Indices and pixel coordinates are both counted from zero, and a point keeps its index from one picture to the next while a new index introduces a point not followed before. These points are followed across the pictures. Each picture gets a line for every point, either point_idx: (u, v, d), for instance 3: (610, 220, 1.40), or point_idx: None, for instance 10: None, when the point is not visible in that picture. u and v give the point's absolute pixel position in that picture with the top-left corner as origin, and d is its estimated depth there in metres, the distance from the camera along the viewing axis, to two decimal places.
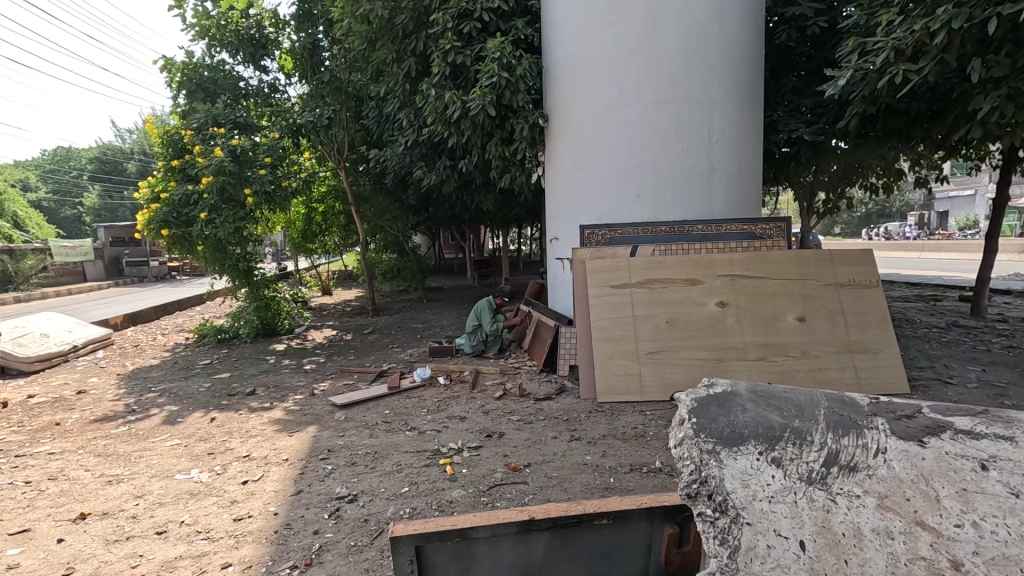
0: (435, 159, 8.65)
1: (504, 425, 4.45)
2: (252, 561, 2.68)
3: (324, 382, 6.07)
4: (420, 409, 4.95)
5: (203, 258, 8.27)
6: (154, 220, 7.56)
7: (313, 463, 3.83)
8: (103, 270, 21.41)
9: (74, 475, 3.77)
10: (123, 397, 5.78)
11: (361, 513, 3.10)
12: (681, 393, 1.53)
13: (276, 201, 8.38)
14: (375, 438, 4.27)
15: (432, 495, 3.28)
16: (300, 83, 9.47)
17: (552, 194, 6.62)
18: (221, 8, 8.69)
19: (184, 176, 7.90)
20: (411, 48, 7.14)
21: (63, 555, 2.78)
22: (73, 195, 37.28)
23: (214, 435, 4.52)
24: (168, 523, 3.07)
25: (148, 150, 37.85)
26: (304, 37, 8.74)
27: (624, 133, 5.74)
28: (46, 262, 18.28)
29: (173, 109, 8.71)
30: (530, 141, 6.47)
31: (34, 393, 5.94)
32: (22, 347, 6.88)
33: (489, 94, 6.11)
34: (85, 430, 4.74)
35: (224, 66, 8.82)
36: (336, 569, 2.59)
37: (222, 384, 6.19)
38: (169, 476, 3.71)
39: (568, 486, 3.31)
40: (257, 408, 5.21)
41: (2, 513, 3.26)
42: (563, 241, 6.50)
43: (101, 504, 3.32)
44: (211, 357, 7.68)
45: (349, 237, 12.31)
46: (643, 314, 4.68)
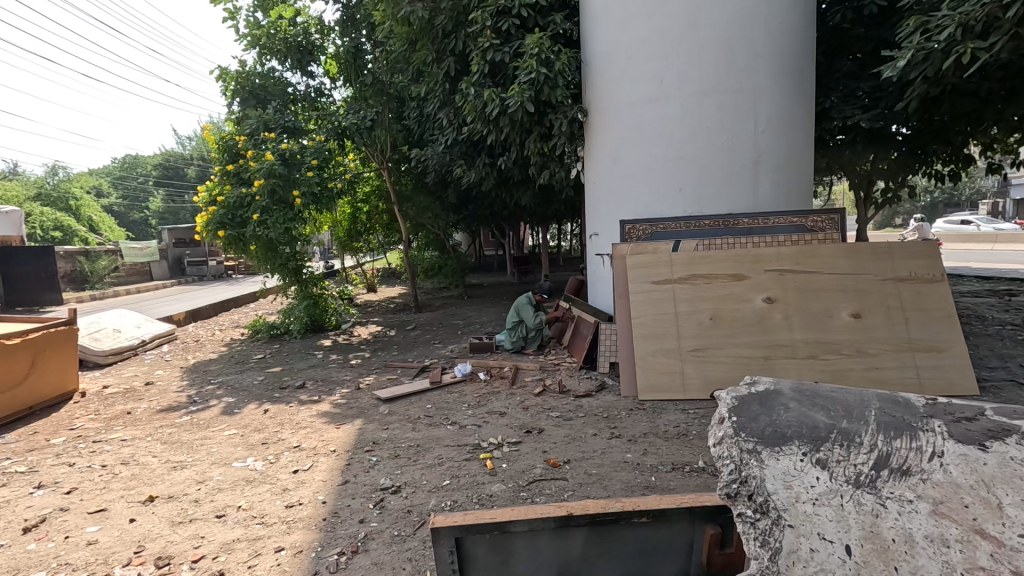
0: (475, 157, 8.74)
1: (543, 421, 4.46)
2: (303, 546, 2.81)
3: (369, 377, 6.27)
4: (461, 404, 5.04)
5: (256, 257, 8.69)
6: (211, 222, 8.03)
7: (359, 455, 3.97)
8: (167, 270, 22.81)
9: (143, 460, 4.07)
10: (186, 388, 6.17)
11: (405, 504, 3.19)
12: (722, 392, 1.50)
13: (323, 201, 8.69)
14: (418, 431, 4.38)
15: (473, 488, 3.34)
16: (344, 87, 9.75)
17: (592, 190, 6.57)
18: (271, 17, 9.11)
19: (238, 179, 8.34)
20: (450, 48, 7.22)
21: (134, 534, 3.00)
22: (141, 200, 39.92)
23: (267, 426, 4.76)
24: (226, 507, 3.26)
25: (206, 155, 40.00)
26: (348, 42, 9.00)
27: (665, 126, 5.63)
28: (116, 263, 19.65)
29: (228, 116, 9.17)
30: (569, 136, 6.43)
31: (108, 384, 6.42)
32: (97, 341, 7.43)
33: (527, 90, 6.09)
34: (153, 420, 5.09)
35: (273, 73, 9.19)
36: (380, 557, 2.68)
37: (274, 378, 6.49)
38: (227, 464, 3.94)
39: (608, 483, 3.29)
40: (306, 401, 5.45)
41: (83, 493, 3.55)
42: (604, 236, 6.44)
43: (167, 488, 3.57)
44: (264, 351, 8.06)
45: (392, 235, 12.61)
46: (685, 310, 4.57)
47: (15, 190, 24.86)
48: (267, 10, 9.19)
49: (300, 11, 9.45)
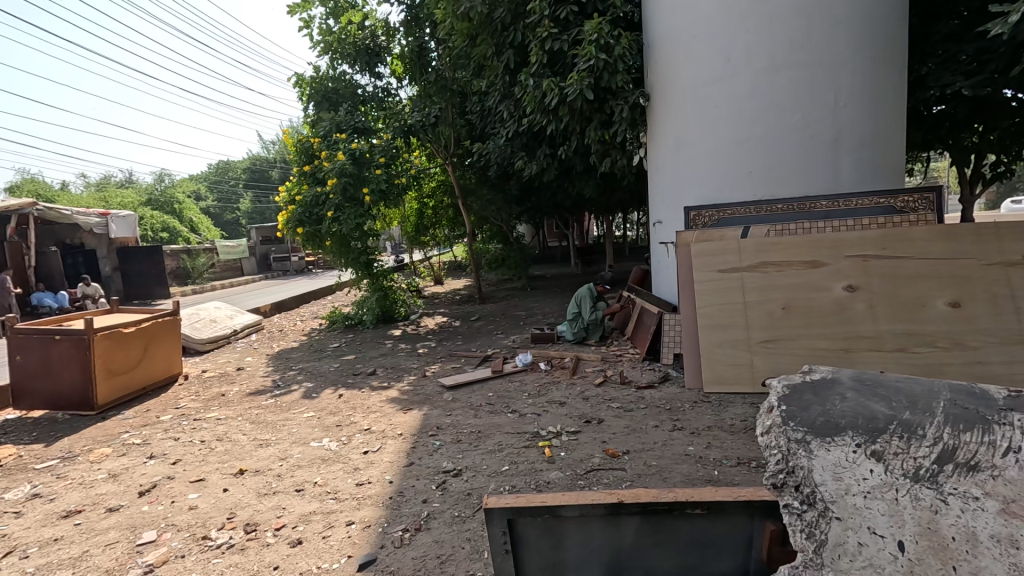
0: (535, 148, 8.74)
1: (603, 412, 4.43)
2: (371, 521, 3.00)
3: (435, 365, 6.52)
4: (522, 392, 5.11)
5: (332, 252, 9.26)
6: (291, 220, 8.70)
7: (424, 438, 4.16)
8: (256, 266, 24.83)
9: (235, 437, 4.50)
10: (271, 374, 6.73)
11: (465, 487, 3.31)
12: (774, 379, 1.43)
13: (390, 197, 9.07)
14: (480, 418, 4.52)
15: (531, 474, 3.39)
16: (409, 85, 10.09)
17: (655, 176, 6.41)
18: (342, 23, 9.62)
19: (314, 179, 8.94)
20: (509, 40, 7.25)
21: (227, 502, 3.34)
22: (234, 202, 43.62)
23: (342, 409, 5.10)
24: (304, 483, 3.55)
25: (288, 158, 42.84)
26: (412, 42, 9.29)
27: (732, 107, 5.35)
28: (213, 260, 21.67)
29: (304, 119, 9.78)
30: (630, 122, 6.29)
31: (206, 368, 7.13)
32: (197, 330, 8.25)
33: (587, 78, 6.00)
34: (243, 401, 5.61)
35: (345, 76, 9.69)
36: (441, 535, 2.80)
37: (349, 365, 6.92)
38: (306, 443, 4.28)
39: (668, 476, 3.22)
40: (377, 387, 5.77)
41: (186, 464, 4.00)
42: (667, 224, 6.28)
43: (255, 463, 3.93)
44: (340, 340, 8.59)
45: (457, 229, 12.93)
46: (754, 300, 4.39)
47: (130, 196, 28.06)
48: (338, 17, 9.70)
49: (368, 15, 9.85)
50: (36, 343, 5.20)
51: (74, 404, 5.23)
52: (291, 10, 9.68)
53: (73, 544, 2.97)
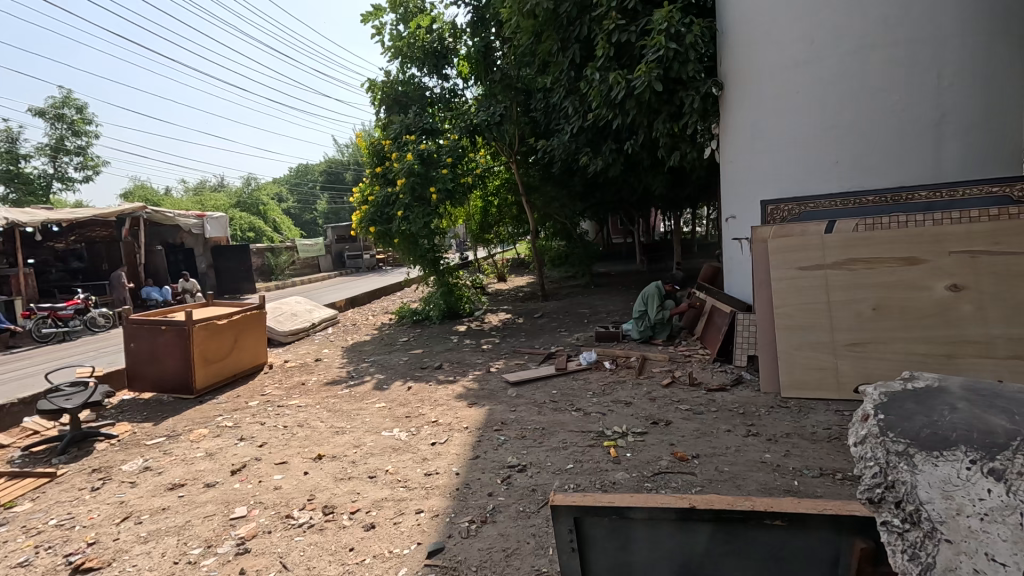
0: (601, 143, 8.55)
1: (671, 413, 4.29)
2: (438, 510, 3.10)
3: (499, 361, 6.60)
4: (586, 391, 5.07)
5: (401, 250, 9.63)
6: (364, 220, 9.20)
7: (489, 433, 4.23)
8: (332, 264, 26.31)
9: (313, 424, 4.80)
10: (346, 365, 7.10)
11: (530, 483, 3.33)
12: (869, 386, 1.34)
13: (456, 196, 9.28)
14: (544, 415, 4.53)
15: (596, 474, 3.35)
16: (475, 85, 10.24)
17: (728, 169, 6.13)
18: (411, 28, 9.94)
19: (385, 180, 9.37)
20: (575, 35, 7.18)
21: (307, 484, 3.57)
22: (312, 203, 46.42)
23: (410, 401, 5.30)
24: (376, 470, 3.72)
25: (361, 160, 44.90)
26: (478, 42, 9.44)
27: (816, 92, 4.99)
28: (293, 258, 23.16)
29: (375, 123, 10.18)
30: (702, 113, 6.08)
31: (288, 359, 7.66)
32: (281, 323, 8.87)
33: (655, 69, 5.80)
34: (321, 390, 5.97)
35: (413, 79, 9.95)
36: (507, 529, 2.84)
37: (417, 359, 7.17)
38: (378, 432, 4.48)
39: (741, 483, 3.07)
40: (443, 380, 5.95)
41: (271, 447, 4.31)
42: (741, 220, 5.98)
43: (332, 449, 4.17)
44: (408, 335, 8.92)
45: (521, 226, 13.01)
46: (840, 299, 4.09)
47: (222, 198, 30.61)
48: (407, 22, 10.03)
49: (436, 18, 10.10)
50: (145, 332, 5.80)
51: (176, 388, 5.79)
52: (364, 18, 10.10)
53: (178, 514, 3.29)
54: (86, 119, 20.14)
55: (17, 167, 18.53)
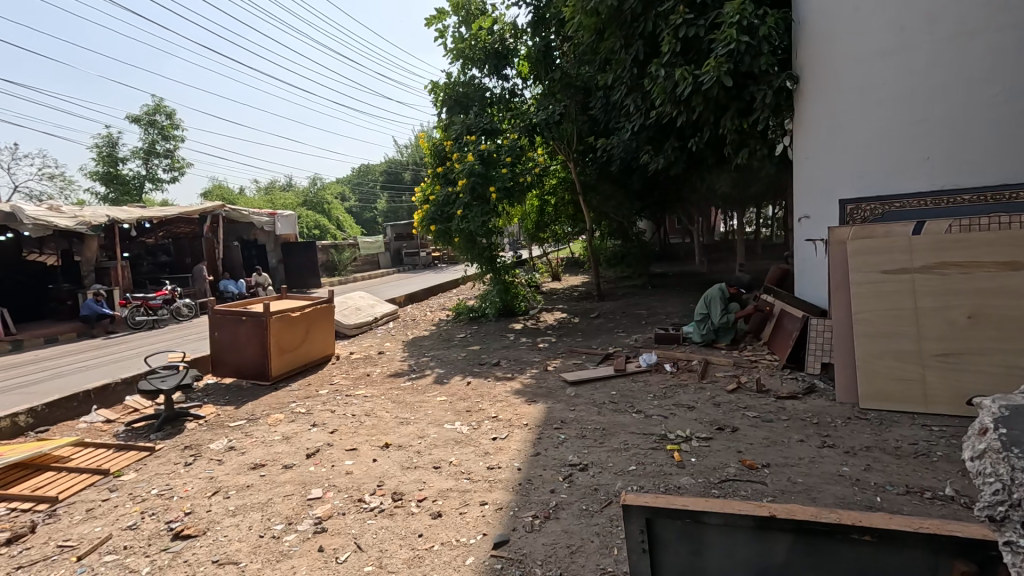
0: (662, 141, 8.35)
1: (738, 420, 4.15)
2: (502, 504, 3.16)
3: (556, 360, 6.62)
4: (646, 393, 4.99)
5: (459, 248, 9.85)
6: (425, 219, 9.52)
7: (549, 431, 4.26)
8: (390, 261, 27.24)
9: (379, 414, 5.01)
10: (407, 359, 7.35)
11: (592, 482, 3.33)
12: (987, 399, 1.43)
13: (515, 195, 9.36)
14: (603, 415, 4.50)
15: (660, 477, 3.31)
16: (534, 85, 10.27)
17: (803, 166, 5.84)
18: (473, 30, 10.10)
19: (446, 180, 9.62)
20: (639, 31, 7.07)
21: (377, 471, 3.74)
22: (372, 202, 48.19)
23: (470, 395, 5.42)
24: (440, 461, 3.85)
25: (419, 160, 46.11)
26: (538, 42, 9.45)
27: (905, 83, 4.66)
28: (355, 254, 24.15)
29: (437, 124, 10.42)
30: (774, 108, 5.85)
31: (353, 351, 8.02)
32: (346, 316, 9.32)
33: (725, 64, 5.62)
34: (384, 382, 6.22)
35: (474, 80, 10.10)
36: (570, 526, 2.86)
37: (474, 355, 7.32)
38: (440, 424, 4.62)
39: (817, 496, 2.93)
40: (502, 377, 6.04)
41: (341, 433, 4.55)
42: (817, 219, 5.69)
43: (398, 438, 4.34)
44: (466, 331, 9.11)
45: (577, 225, 12.95)
46: (929, 306, 3.87)
47: (290, 197, 32.36)
48: (469, 24, 10.20)
49: (497, 19, 10.22)
50: (227, 322, 6.24)
51: (254, 375, 6.21)
52: (428, 22, 10.36)
53: (261, 491, 3.54)
54: (174, 124, 21.84)
55: (115, 170, 20.39)
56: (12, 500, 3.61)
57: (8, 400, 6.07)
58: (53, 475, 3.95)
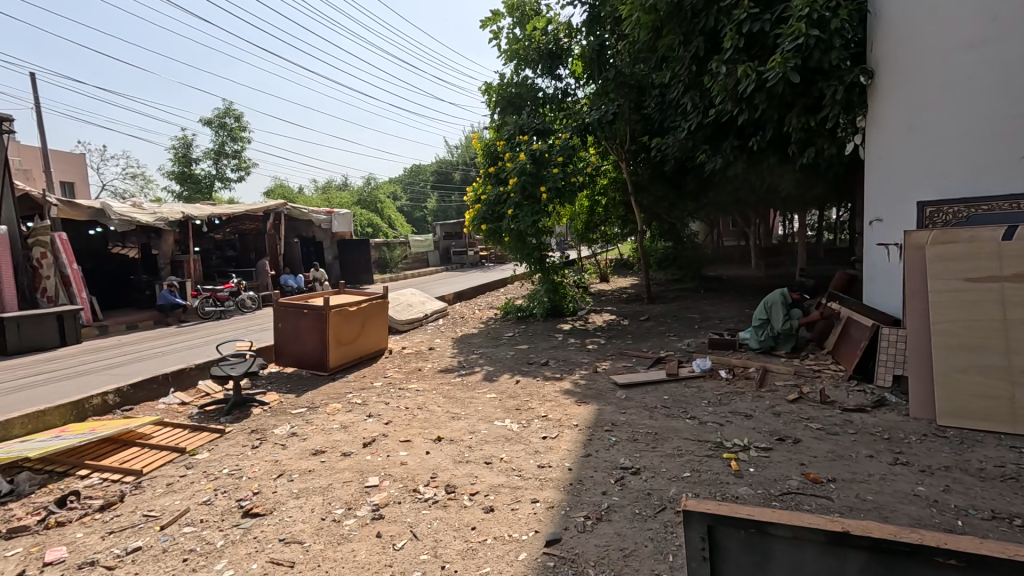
0: (721, 140, 8.10)
1: (800, 431, 3.97)
2: (554, 503, 3.17)
3: (605, 362, 6.54)
4: (700, 399, 4.86)
5: (509, 247, 9.94)
6: (476, 218, 9.67)
7: (599, 433, 4.23)
8: (439, 259, 27.77)
9: (430, 408, 5.14)
10: (457, 355, 7.49)
11: (645, 487, 3.29)
12: None
13: (566, 195, 9.34)
14: (655, 420, 4.42)
15: (716, 485, 3.22)
16: (587, 84, 10.20)
17: (876, 167, 5.51)
18: (527, 31, 10.15)
19: (497, 180, 9.73)
20: (699, 27, 6.88)
21: (430, 463, 3.84)
22: (422, 202, 49.28)
23: (519, 394, 5.46)
24: (491, 457, 3.90)
25: (469, 160, 46.67)
26: (592, 41, 9.33)
27: (996, 77, 4.30)
28: (406, 252, 24.75)
29: (489, 124, 10.53)
30: (845, 105, 5.55)
31: (404, 346, 8.24)
32: (398, 312, 9.61)
33: (792, 59, 5.37)
34: (435, 377, 6.36)
35: (527, 80, 10.14)
36: (623, 529, 2.84)
37: (523, 354, 7.36)
38: (490, 421, 4.68)
39: (890, 515, 2.77)
40: (550, 377, 6.05)
41: (395, 425, 4.69)
42: (890, 223, 5.36)
43: (450, 433, 4.43)
44: (514, 330, 9.16)
45: (627, 226, 12.77)
46: (1019, 318, 3.60)
47: (346, 196, 33.60)
48: (523, 25, 10.25)
49: (552, 19, 10.22)
50: (290, 314, 6.57)
51: (313, 365, 6.50)
52: (483, 24, 10.48)
53: (321, 476, 3.72)
54: (242, 126, 23.15)
55: (189, 169, 21.83)
56: (103, 470, 3.95)
57: (97, 381, 6.63)
58: (137, 451, 4.29)
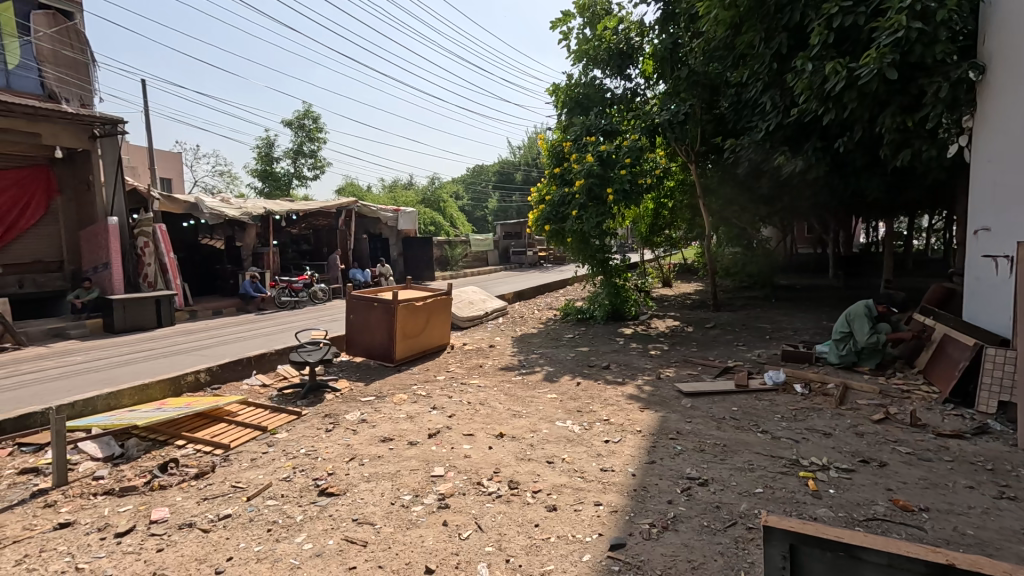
0: (802, 141, 7.66)
1: (886, 454, 3.69)
2: (617, 507, 3.14)
3: (670, 369, 6.37)
4: (773, 413, 4.62)
5: (572, 249, 9.89)
6: (540, 218, 9.72)
7: (664, 440, 4.13)
8: (499, 259, 28.08)
9: (492, 404, 5.23)
10: (517, 354, 7.55)
11: (713, 499, 3.18)
12: None
13: (633, 197, 9.19)
14: (724, 431, 4.26)
15: (792, 504, 3.06)
16: (658, 84, 9.95)
17: (984, 170, 5.02)
18: (598, 30, 10.05)
19: (563, 180, 9.74)
20: (783, 23, 6.51)
21: (492, 458, 3.91)
22: (484, 202, 50.00)
23: (580, 396, 5.43)
24: (553, 456, 3.91)
25: (531, 161, 46.78)
26: (665, 39, 9.02)
27: None
28: (466, 251, 25.22)
29: (555, 124, 10.52)
30: (950, 103, 5.07)
31: (466, 342, 8.41)
32: (460, 309, 9.84)
33: (889, 54, 4.96)
34: (496, 374, 6.46)
35: (595, 81, 10.04)
36: (691, 540, 2.76)
37: (583, 356, 7.31)
38: (551, 421, 4.70)
39: (994, 553, 2.52)
40: (612, 381, 5.97)
41: (458, 419, 4.81)
42: (998, 233, 4.88)
43: (512, 430, 4.49)
44: (574, 332, 9.11)
45: (693, 229, 12.36)
46: None
47: (411, 196, 34.72)
48: (594, 25, 10.15)
49: (623, 18, 10.06)
50: (361, 306, 6.87)
51: (381, 356, 6.79)
52: (553, 25, 10.48)
53: (389, 462, 3.88)
54: (319, 127, 24.48)
55: (271, 168, 23.37)
56: (197, 442, 4.31)
57: (189, 360, 7.25)
58: (225, 426, 4.66)
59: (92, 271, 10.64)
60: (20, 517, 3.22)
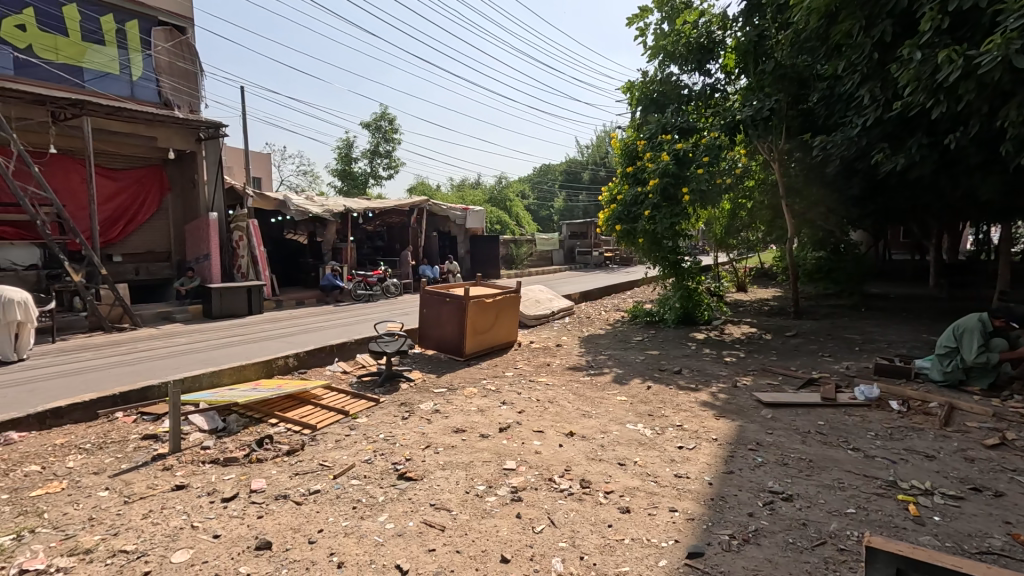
0: (905, 136, 7.03)
1: (1003, 484, 3.33)
2: (694, 514, 3.05)
3: (747, 377, 6.09)
4: (866, 430, 4.30)
5: (642, 250, 9.68)
6: (611, 218, 9.59)
7: (743, 451, 3.96)
8: (564, 258, 27.94)
9: (561, 403, 5.24)
10: (584, 354, 7.51)
11: (798, 516, 3.02)
12: None
13: (710, 198, 8.83)
14: (810, 446, 4.02)
15: (889, 529, 2.84)
16: (740, 79, 9.47)
17: None
18: (677, 25, 9.70)
19: (635, 180, 9.54)
20: (887, 9, 6.00)
21: (563, 456, 3.92)
22: (550, 201, 49.92)
23: (652, 400, 5.32)
24: (625, 459, 3.87)
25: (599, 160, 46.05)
26: (750, 31, 8.56)
27: None
28: (532, 250, 25.31)
29: (629, 122, 10.32)
30: None
31: (533, 341, 8.47)
32: (527, 307, 9.92)
33: (1017, 40, 4.44)
34: (564, 374, 6.46)
35: (672, 77, 9.73)
36: (775, 556, 2.64)
37: (653, 360, 7.14)
38: (622, 423, 4.64)
39: None
40: (684, 386, 5.80)
41: (528, 415, 4.87)
42: None
43: (581, 429, 4.48)
44: (642, 334, 8.92)
45: (774, 232, 11.69)
46: None
47: (479, 195, 35.30)
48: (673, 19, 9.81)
49: (704, 11, 9.67)
50: (434, 301, 7.10)
51: (452, 350, 6.99)
52: (630, 21, 10.25)
53: (461, 453, 4.00)
54: (394, 128, 25.48)
55: (349, 167, 24.65)
56: (288, 421, 4.67)
57: (278, 346, 7.84)
58: (312, 408, 5.00)
59: (195, 262, 11.75)
60: (144, 477, 3.63)
